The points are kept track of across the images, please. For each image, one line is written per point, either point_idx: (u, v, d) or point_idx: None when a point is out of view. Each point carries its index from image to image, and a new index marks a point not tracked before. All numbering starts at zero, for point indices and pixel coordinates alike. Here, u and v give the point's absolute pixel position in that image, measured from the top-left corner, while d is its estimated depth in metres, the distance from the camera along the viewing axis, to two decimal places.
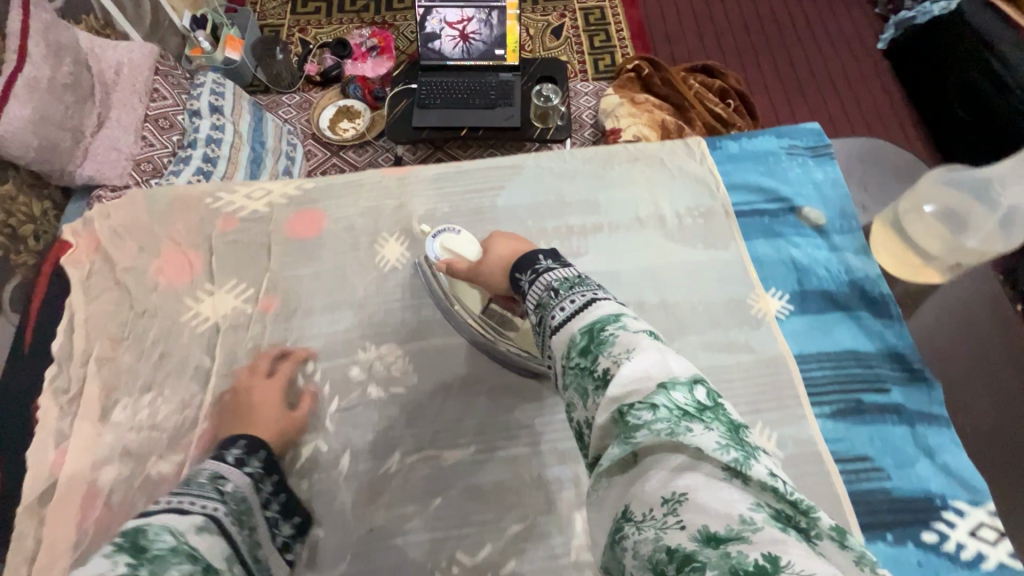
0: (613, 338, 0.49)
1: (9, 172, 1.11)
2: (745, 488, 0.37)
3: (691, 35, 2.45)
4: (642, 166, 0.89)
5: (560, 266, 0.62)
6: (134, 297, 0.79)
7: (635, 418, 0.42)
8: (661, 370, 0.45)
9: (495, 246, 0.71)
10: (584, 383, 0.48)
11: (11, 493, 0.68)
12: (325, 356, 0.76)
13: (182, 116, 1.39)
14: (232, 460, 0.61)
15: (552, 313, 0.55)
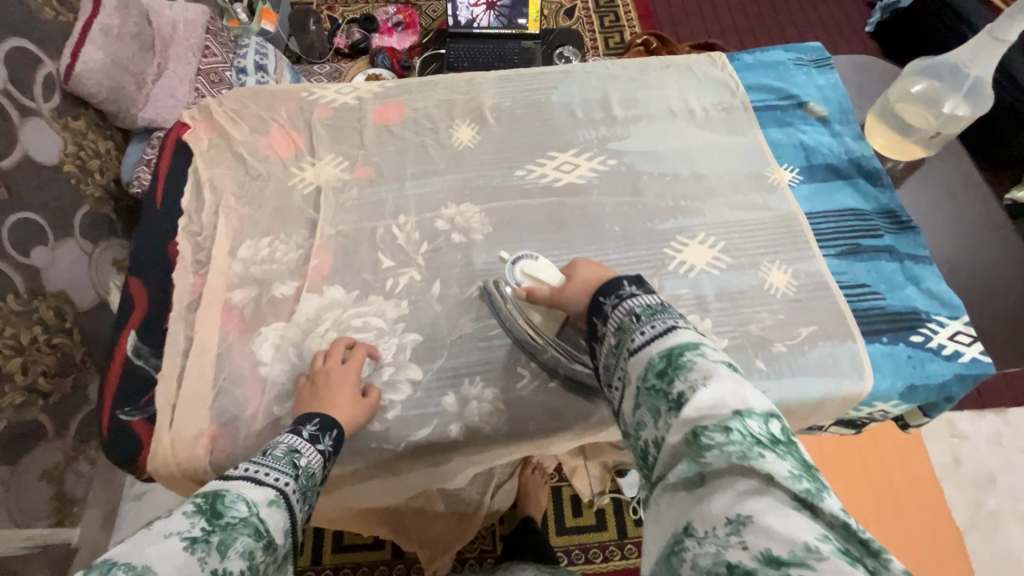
0: (692, 363, 0.50)
1: (82, 112, 1.47)
2: (813, 520, 0.39)
3: (694, 16, 2.65)
4: (673, 72, 1.05)
5: (644, 293, 0.61)
6: (249, 164, 0.93)
7: (708, 440, 0.44)
8: (739, 400, 0.46)
9: (577, 272, 0.75)
10: (656, 404, 0.50)
11: (160, 309, 0.82)
12: (413, 211, 0.90)
13: (229, 73, 1.75)
14: (308, 435, 0.65)
15: (633, 335, 0.56)
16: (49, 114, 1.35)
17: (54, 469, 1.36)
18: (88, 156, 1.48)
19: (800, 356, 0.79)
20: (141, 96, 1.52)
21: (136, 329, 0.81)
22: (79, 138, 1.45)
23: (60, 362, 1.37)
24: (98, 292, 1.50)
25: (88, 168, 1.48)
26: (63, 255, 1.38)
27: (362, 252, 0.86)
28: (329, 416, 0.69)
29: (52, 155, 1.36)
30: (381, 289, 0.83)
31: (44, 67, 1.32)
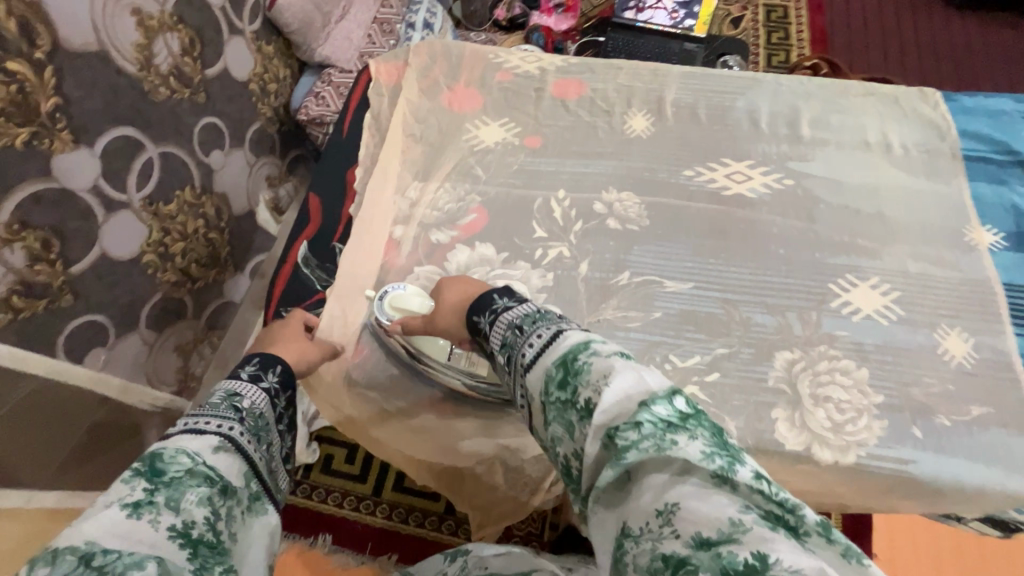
0: (588, 365, 0.53)
1: (275, 39, 1.59)
2: (731, 495, 0.43)
3: (875, 46, 2.44)
4: (875, 100, 0.97)
5: (517, 302, 0.67)
6: (429, 113, 0.98)
7: (622, 441, 0.47)
8: (642, 389, 0.50)
9: (445, 290, 0.76)
10: (566, 415, 0.52)
11: (330, 228, 0.89)
12: (573, 189, 0.91)
13: (399, 26, 1.83)
14: (248, 376, 0.67)
15: (524, 349, 0.60)
16: (250, 34, 1.47)
17: (187, 345, 1.42)
18: (270, 79, 1.59)
19: (967, 436, 0.71)
20: (323, 34, 1.65)
21: (308, 240, 0.88)
22: (267, 60, 1.56)
23: (210, 254, 1.44)
24: (249, 204, 1.57)
25: (267, 90, 1.57)
26: (233, 163, 1.47)
27: (517, 218, 0.89)
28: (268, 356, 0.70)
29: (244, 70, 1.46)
30: (529, 257, 0.85)
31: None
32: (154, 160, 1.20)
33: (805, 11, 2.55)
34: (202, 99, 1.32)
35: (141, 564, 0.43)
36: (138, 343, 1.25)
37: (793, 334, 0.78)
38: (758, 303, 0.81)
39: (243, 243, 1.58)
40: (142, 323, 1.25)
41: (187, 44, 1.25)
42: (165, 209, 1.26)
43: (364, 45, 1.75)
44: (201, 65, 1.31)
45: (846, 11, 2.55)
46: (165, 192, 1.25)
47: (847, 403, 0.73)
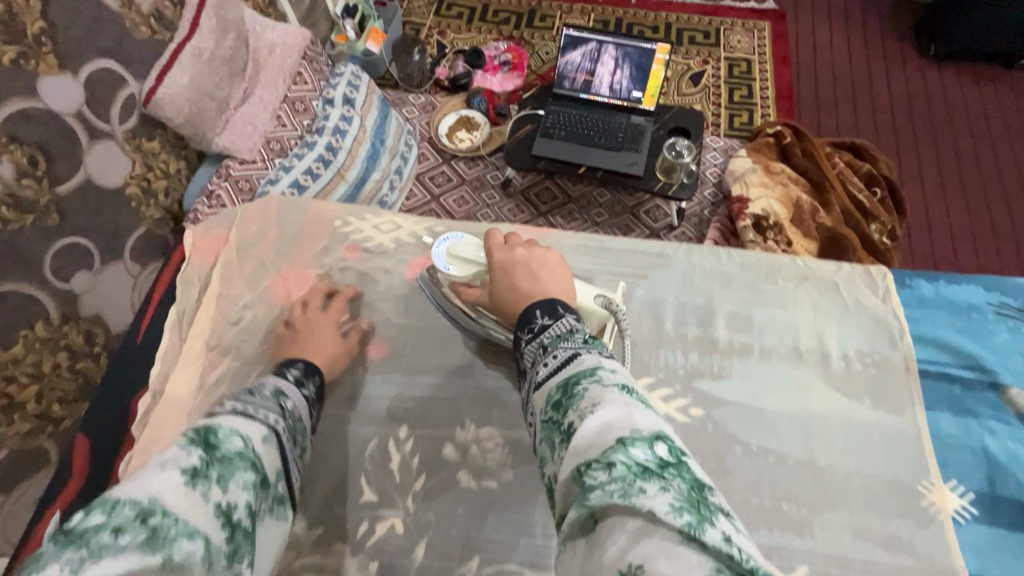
0: (584, 391, 0.47)
1: (157, 130, 1.18)
2: (702, 554, 0.35)
3: (845, 104, 2.26)
4: (810, 286, 0.77)
5: (556, 323, 0.58)
6: (249, 311, 0.78)
7: (591, 478, 0.40)
8: (627, 424, 0.43)
9: (504, 279, 0.65)
10: (552, 437, 0.47)
11: (95, 489, 0.68)
12: (422, 423, 0.71)
13: (317, 102, 1.43)
14: (291, 380, 0.62)
15: (537, 368, 0.54)
16: (122, 134, 1.10)
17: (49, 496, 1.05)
18: (156, 176, 1.18)
19: None
20: (220, 122, 1.25)
21: (61, 510, 0.67)
22: (150, 159, 1.16)
23: (80, 388, 1.05)
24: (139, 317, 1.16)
25: (153, 189, 1.17)
26: (111, 278, 1.08)
27: (341, 471, 0.68)
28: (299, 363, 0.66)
29: (117, 179, 1.09)
30: (348, 536, 0.65)
31: (127, 86, 1.10)
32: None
33: (771, 64, 2.36)
34: (55, 221, 0.98)
35: (190, 536, 0.38)
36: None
37: None
38: None
39: None
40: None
41: (26, 163, 0.92)
42: (1, 355, 0.91)
43: (273, 129, 1.34)
44: (49, 183, 0.97)
45: (814, 64, 2.37)
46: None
47: None
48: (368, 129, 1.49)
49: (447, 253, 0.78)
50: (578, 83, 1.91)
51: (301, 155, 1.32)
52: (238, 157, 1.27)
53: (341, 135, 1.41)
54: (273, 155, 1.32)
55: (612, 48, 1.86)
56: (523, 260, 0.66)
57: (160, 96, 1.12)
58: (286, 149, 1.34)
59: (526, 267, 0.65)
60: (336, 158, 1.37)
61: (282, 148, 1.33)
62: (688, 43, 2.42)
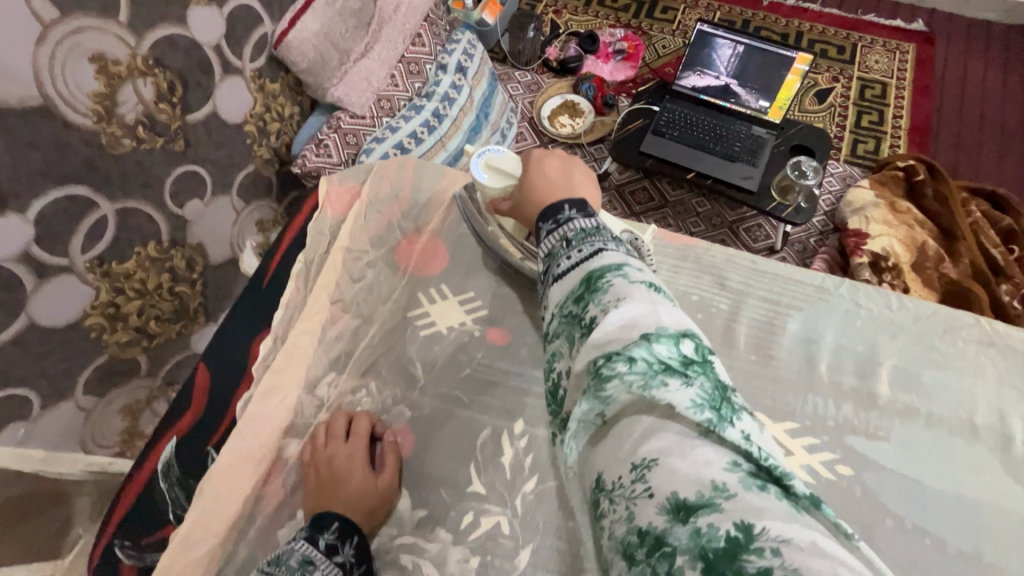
0: (607, 286, 0.46)
1: (280, 73, 1.19)
2: (719, 448, 0.36)
3: (988, 148, 2.05)
4: (995, 355, 0.67)
5: (582, 217, 0.56)
6: (376, 272, 0.76)
7: (611, 371, 0.40)
8: (651, 322, 0.42)
9: (541, 165, 0.68)
10: (572, 332, 0.47)
11: (211, 423, 0.68)
12: (537, 421, 0.67)
13: (430, 66, 1.42)
14: (324, 545, 0.57)
15: (559, 259, 0.53)
16: (250, 73, 1.10)
17: (137, 405, 1.05)
18: (271, 118, 1.19)
19: None
20: (338, 72, 1.24)
21: (178, 437, 0.68)
22: (270, 99, 1.17)
23: (175, 309, 1.06)
24: (233, 251, 1.18)
25: (268, 131, 1.18)
26: (214, 212, 1.10)
27: (452, 456, 0.65)
28: (323, 513, 0.60)
29: (238, 113, 1.09)
30: (451, 524, 0.62)
31: (262, 26, 1.10)
32: (109, 219, 0.87)
33: (909, 91, 2.15)
34: (180, 147, 0.98)
35: None
36: (73, 412, 0.91)
37: None
38: None
39: (222, 293, 1.18)
40: (78, 389, 0.90)
41: (166, 90, 0.92)
42: (117, 267, 0.91)
43: (385, 88, 1.33)
44: (181, 110, 0.96)
45: (960, 98, 2.14)
46: (121, 249, 0.91)
47: None
48: (476, 100, 1.48)
49: (484, 164, 0.76)
50: (702, 82, 1.80)
51: (408, 118, 1.32)
52: (349, 111, 1.27)
53: (449, 103, 1.40)
54: (381, 114, 1.31)
55: (744, 53, 1.72)
56: (558, 159, 0.69)
57: (290, 40, 1.12)
58: (395, 108, 1.34)
59: (559, 162, 0.68)
60: (441, 124, 1.37)
61: (391, 108, 1.33)
62: (820, 57, 2.23)
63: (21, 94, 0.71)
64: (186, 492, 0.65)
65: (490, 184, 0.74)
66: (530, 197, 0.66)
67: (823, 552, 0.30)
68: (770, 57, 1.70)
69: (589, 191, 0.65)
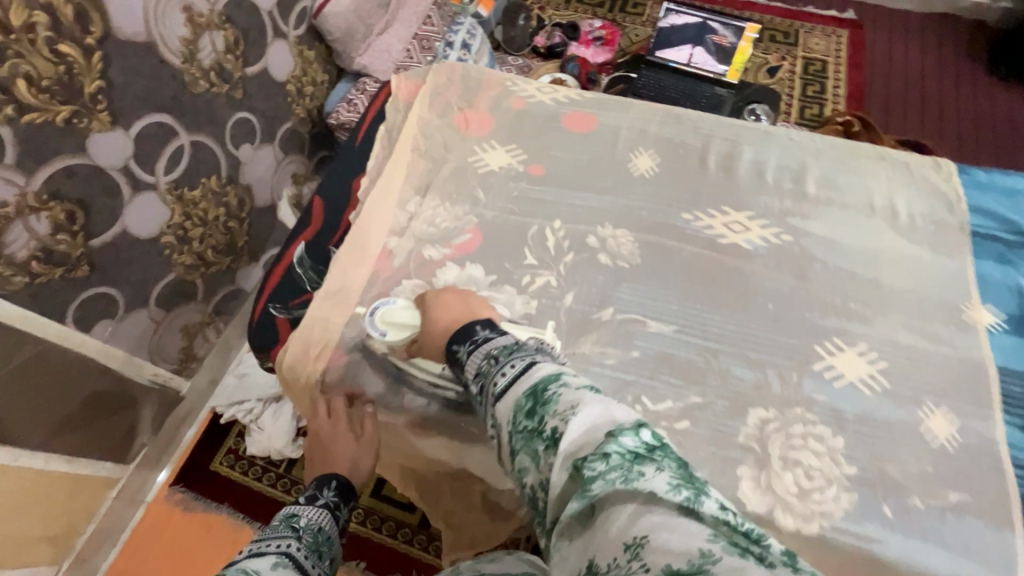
0: (558, 396, 0.54)
1: (316, 43, 1.50)
2: (698, 523, 0.42)
3: (913, 111, 2.42)
4: (886, 165, 0.96)
5: (495, 334, 0.68)
6: (440, 133, 1.01)
7: (590, 471, 0.47)
8: (609, 422, 0.50)
9: (437, 305, 0.76)
10: (536, 446, 0.53)
11: (329, 232, 0.92)
12: (571, 220, 0.92)
13: (439, 42, 1.65)
14: (306, 499, 0.75)
15: (496, 378, 0.61)
16: (293, 39, 1.39)
17: (193, 326, 1.38)
18: (307, 82, 1.49)
19: (938, 521, 0.68)
20: (363, 46, 1.55)
21: (306, 242, 0.91)
22: (306, 65, 1.47)
23: (227, 243, 1.37)
24: (272, 199, 1.49)
25: (304, 92, 1.48)
26: (261, 158, 1.40)
27: (510, 245, 0.90)
28: (325, 474, 0.81)
29: (283, 72, 1.39)
30: (515, 283, 0.87)
31: (303, 2, 1.40)
32: (185, 148, 1.16)
33: (845, 67, 2.53)
34: (239, 95, 1.27)
35: None
36: (146, 320, 1.22)
37: (771, 392, 0.76)
38: (738, 356, 0.80)
39: (262, 234, 1.50)
40: (151, 301, 1.21)
41: (231, 43, 1.20)
42: (189, 194, 1.21)
43: (402, 60, 1.60)
44: (242, 64, 1.25)
45: (887, 72, 2.53)
46: (191, 178, 1.20)
47: (817, 470, 0.71)
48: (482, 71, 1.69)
49: (381, 320, 0.79)
50: (677, 26, 2.21)
51: None
52: (373, 77, 1.54)
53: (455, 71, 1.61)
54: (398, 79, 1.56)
55: (717, 24, 2.23)
56: (453, 293, 0.78)
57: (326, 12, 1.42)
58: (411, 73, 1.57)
59: (455, 295, 0.77)
60: None
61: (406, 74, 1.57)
62: (770, 40, 2.60)
63: (133, 29, 0.98)
64: (317, 277, 0.88)
65: (392, 338, 0.77)
66: (430, 340, 0.73)
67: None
68: (731, 28, 2.20)
69: (485, 309, 0.76)
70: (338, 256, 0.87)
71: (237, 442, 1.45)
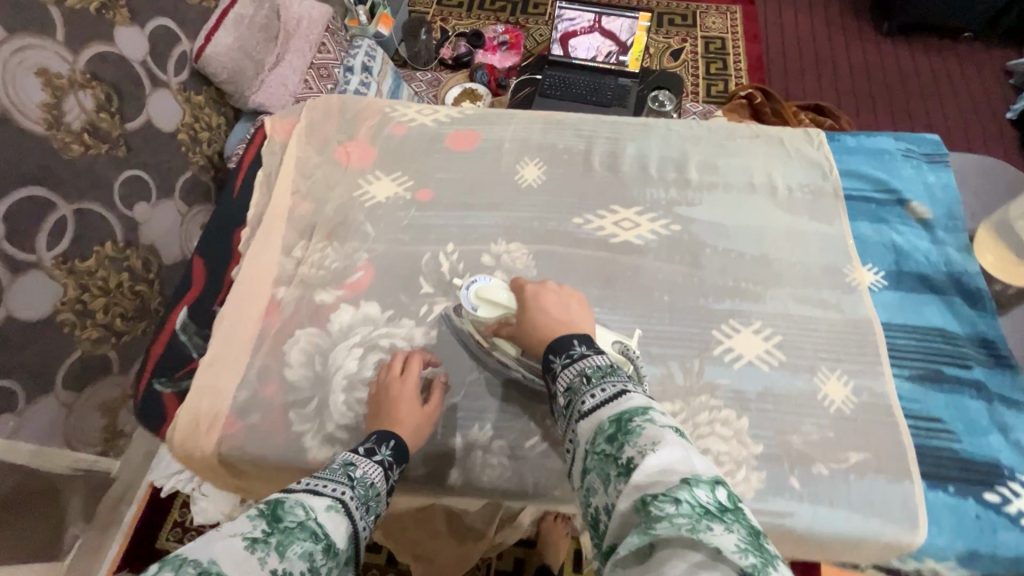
0: (642, 427, 0.52)
1: (203, 87, 1.41)
2: None
3: (811, 74, 2.51)
4: (762, 142, 0.99)
5: (594, 354, 0.64)
6: (320, 171, 0.97)
7: (658, 510, 0.44)
8: (686, 468, 0.48)
9: (538, 301, 0.72)
10: (607, 469, 0.52)
11: (213, 292, 0.87)
12: (463, 242, 0.91)
13: (338, 69, 1.61)
14: (363, 451, 0.66)
15: (584, 397, 0.59)
16: (176, 86, 1.32)
17: (115, 402, 1.21)
18: (200, 127, 1.40)
19: (843, 484, 0.70)
20: (257, 82, 1.47)
21: (188, 305, 0.86)
22: (197, 110, 1.38)
23: (138, 307, 1.22)
24: None
25: (199, 138, 1.39)
26: (163, 215, 1.28)
27: (402, 276, 0.88)
28: (384, 430, 0.71)
29: (171, 121, 1.30)
30: (413, 315, 0.84)
31: (182, 44, 1.32)
32: (67, 218, 1.05)
33: (743, 42, 2.61)
34: (122, 152, 1.17)
35: None
36: (55, 406, 1.07)
37: (674, 385, 0.77)
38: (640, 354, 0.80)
39: None
40: (57, 382, 1.07)
41: (103, 100, 1.11)
42: (80, 265, 1.07)
43: (302, 90, 1.53)
44: (119, 120, 1.16)
45: (783, 40, 2.62)
46: (83, 248, 1.08)
47: (726, 456, 0.72)
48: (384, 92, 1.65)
49: (474, 294, 0.77)
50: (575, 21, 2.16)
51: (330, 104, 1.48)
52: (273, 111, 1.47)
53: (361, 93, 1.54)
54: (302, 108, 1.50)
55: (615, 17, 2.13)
56: (553, 291, 0.75)
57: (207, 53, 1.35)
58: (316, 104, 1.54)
59: (554, 294, 0.74)
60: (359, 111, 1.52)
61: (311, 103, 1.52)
62: (668, 25, 2.67)
63: None
64: (205, 341, 0.83)
65: (484, 316, 0.76)
66: (528, 337, 0.71)
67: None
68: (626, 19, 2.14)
69: (584, 318, 0.72)
70: (222, 316, 0.83)
71: (183, 512, 1.33)
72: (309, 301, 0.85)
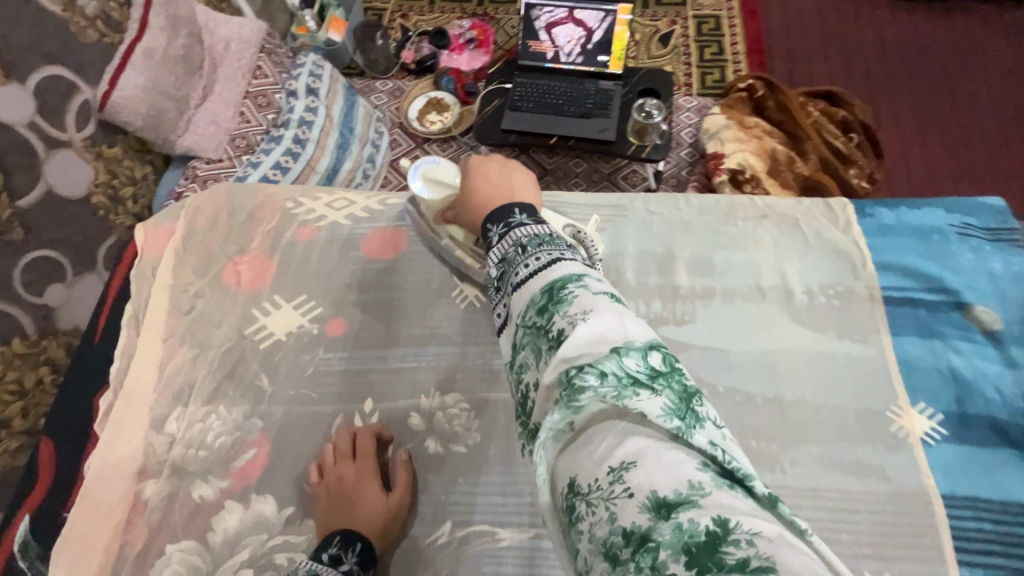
0: (571, 296, 0.41)
1: (118, 135, 1.05)
2: (687, 453, 0.32)
3: (815, 50, 1.92)
4: (770, 225, 0.76)
5: (534, 222, 0.52)
6: (202, 300, 0.76)
7: (580, 380, 0.35)
8: (616, 332, 0.38)
9: (478, 172, 0.62)
10: (538, 343, 0.41)
11: (67, 486, 0.68)
12: (386, 395, 0.70)
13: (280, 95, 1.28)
14: (329, 558, 0.56)
15: (517, 268, 0.47)
16: (83, 142, 0.97)
17: None
18: (121, 183, 1.05)
19: None
20: (182, 122, 1.13)
21: (31, 512, 0.66)
22: (114, 164, 1.03)
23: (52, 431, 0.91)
24: None
25: (121, 197, 1.04)
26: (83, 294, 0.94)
27: (305, 452, 0.67)
28: (349, 528, 0.59)
29: (79, 187, 0.95)
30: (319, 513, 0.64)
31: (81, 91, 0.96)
32: None
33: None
34: (18, 235, 0.84)
35: None
36: None
37: None
38: None
39: None
40: None
41: None
42: None
43: (236, 126, 1.21)
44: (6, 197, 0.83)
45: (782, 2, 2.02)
46: None
47: None
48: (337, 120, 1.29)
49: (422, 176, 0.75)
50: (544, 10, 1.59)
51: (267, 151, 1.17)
52: (203, 156, 1.16)
53: (307, 126, 1.23)
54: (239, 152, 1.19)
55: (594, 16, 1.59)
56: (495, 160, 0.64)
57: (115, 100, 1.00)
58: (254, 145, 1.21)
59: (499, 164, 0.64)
60: (305, 149, 1.20)
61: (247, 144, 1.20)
62: None
63: None
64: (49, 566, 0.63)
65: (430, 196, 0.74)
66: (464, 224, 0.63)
67: (794, 545, 0.28)
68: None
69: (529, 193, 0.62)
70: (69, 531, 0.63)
71: None
72: (184, 500, 0.65)
